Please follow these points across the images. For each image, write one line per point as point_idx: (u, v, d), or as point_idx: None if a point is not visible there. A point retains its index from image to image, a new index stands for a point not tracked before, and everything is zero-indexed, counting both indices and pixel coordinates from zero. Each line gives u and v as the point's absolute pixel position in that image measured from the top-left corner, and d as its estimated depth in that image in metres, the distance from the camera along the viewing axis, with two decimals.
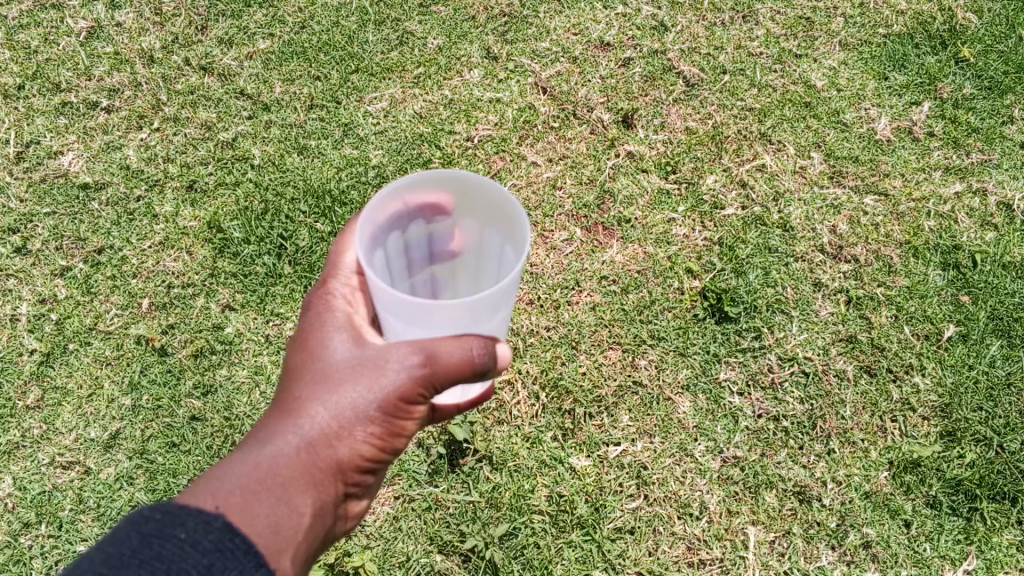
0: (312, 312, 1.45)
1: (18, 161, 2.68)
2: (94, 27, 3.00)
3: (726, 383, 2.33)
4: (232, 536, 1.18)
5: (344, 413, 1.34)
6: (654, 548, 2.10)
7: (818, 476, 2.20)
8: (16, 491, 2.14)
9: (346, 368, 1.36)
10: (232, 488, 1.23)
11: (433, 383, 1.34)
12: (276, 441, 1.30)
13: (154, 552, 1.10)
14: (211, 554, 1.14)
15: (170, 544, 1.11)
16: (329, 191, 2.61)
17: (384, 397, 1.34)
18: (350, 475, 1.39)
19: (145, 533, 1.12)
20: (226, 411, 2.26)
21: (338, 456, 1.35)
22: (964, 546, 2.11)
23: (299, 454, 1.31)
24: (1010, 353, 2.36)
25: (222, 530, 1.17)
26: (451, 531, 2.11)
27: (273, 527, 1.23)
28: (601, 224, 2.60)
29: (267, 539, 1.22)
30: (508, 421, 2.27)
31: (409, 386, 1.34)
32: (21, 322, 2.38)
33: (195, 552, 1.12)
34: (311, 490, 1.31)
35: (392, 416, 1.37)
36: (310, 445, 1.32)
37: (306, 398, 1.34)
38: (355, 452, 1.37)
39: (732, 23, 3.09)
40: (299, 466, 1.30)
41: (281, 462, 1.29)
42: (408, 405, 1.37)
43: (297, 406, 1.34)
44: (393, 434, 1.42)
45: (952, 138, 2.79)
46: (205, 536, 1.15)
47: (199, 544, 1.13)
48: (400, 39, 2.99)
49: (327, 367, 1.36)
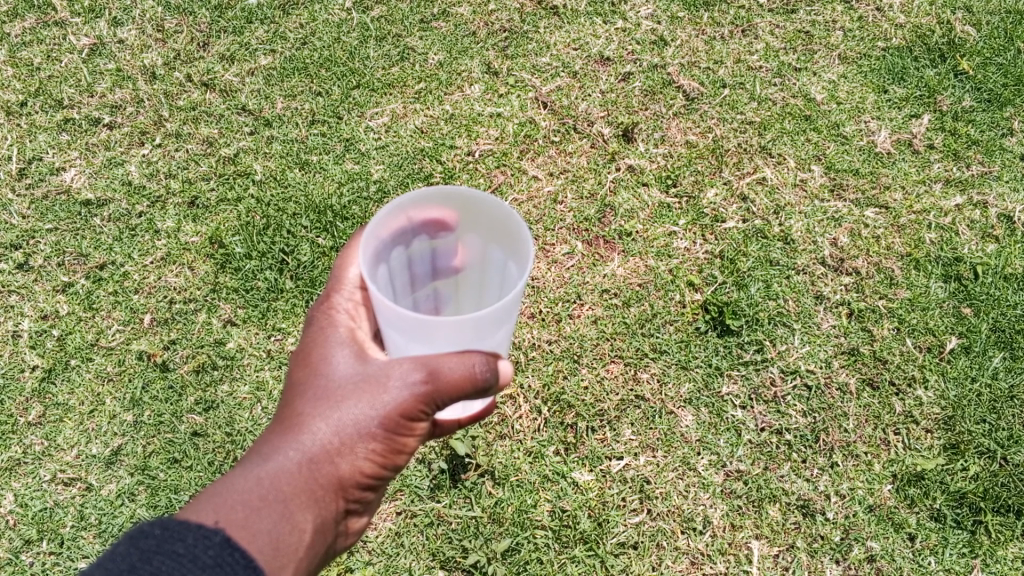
0: (315, 326, 1.46)
1: (21, 177, 2.69)
2: (95, 44, 3.01)
3: (728, 397, 2.33)
4: (233, 550, 1.16)
5: (346, 429, 1.33)
6: (658, 562, 2.10)
7: (821, 489, 2.19)
8: (17, 508, 2.14)
9: (348, 383, 1.36)
10: (233, 504, 1.22)
11: (435, 400, 1.34)
12: (278, 458, 1.30)
13: (154, 567, 1.08)
14: (211, 569, 1.12)
15: (169, 560, 1.10)
16: (331, 206, 2.61)
17: (385, 413, 1.34)
18: (351, 492, 1.39)
19: (144, 548, 1.10)
20: (228, 427, 2.25)
21: (339, 471, 1.35)
22: (969, 560, 2.11)
23: (300, 470, 1.31)
24: (1012, 365, 2.36)
25: (222, 545, 1.16)
26: (453, 547, 2.11)
27: (273, 544, 1.22)
28: (602, 238, 2.60)
29: (267, 556, 1.21)
30: (509, 436, 2.26)
31: (410, 403, 1.34)
32: (22, 338, 2.38)
33: (195, 567, 1.11)
34: (312, 507, 1.30)
35: (393, 432, 1.37)
36: (311, 461, 1.32)
37: (308, 414, 1.34)
38: (356, 468, 1.36)
39: (731, 37, 3.10)
40: (300, 482, 1.30)
41: (282, 478, 1.28)
42: (409, 421, 1.37)
43: (298, 422, 1.34)
44: (393, 450, 1.41)
45: (952, 150, 2.79)
46: (205, 551, 1.13)
47: (199, 560, 1.12)
48: (401, 55, 3.01)
49: (329, 382, 1.36)
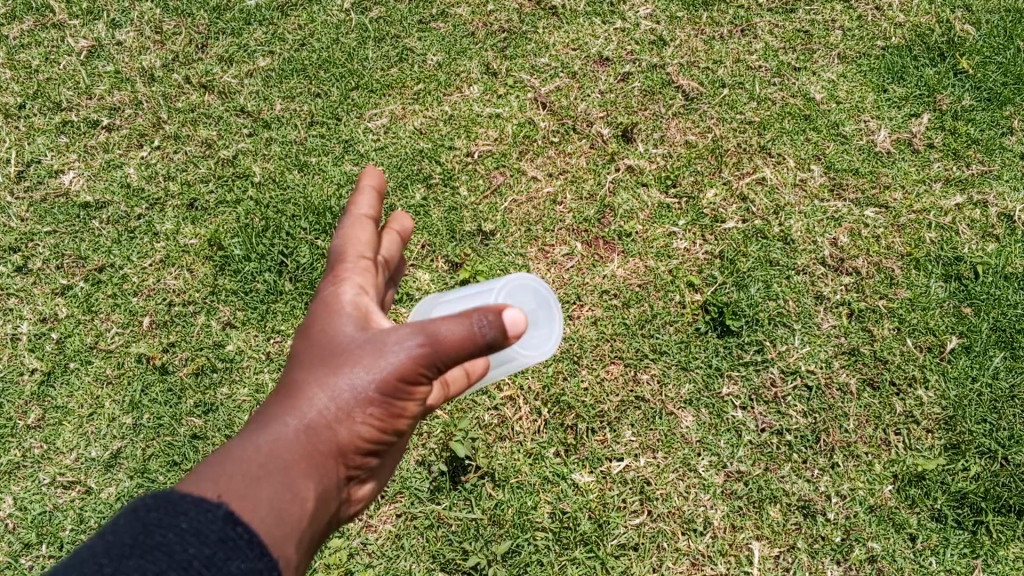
0: (317, 299, 1.49)
1: (19, 180, 2.68)
2: (94, 46, 2.95)
3: (728, 398, 2.34)
4: (236, 524, 1.10)
5: (345, 396, 1.34)
6: (658, 564, 2.15)
7: (822, 490, 2.23)
8: (16, 512, 2.21)
9: (348, 351, 1.37)
10: (233, 474, 1.19)
11: (435, 362, 1.36)
12: (276, 426, 1.30)
13: (155, 540, 1.01)
14: (215, 544, 1.05)
15: (171, 532, 1.03)
16: (329, 208, 2.61)
17: (385, 378, 1.35)
18: (352, 459, 1.38)
19: (144, 521, 1.03)
20: (227, 430, 2.31)
21: (339, 439, 1.35)
22: (970, 560, 2.17)
23: (300, 437, 1.30)
24: (1013, 364, 2.38)
25: (226, 519, 1.09)
26: (453, 549, 2.16)
27: (275, 513, 1.19)
28: (602, 238, 2.59)
29: (269, 526, 1.17)
30: (509, 437, 2.28)
31: (410, 367, 1.35)
32: (22, 342, 2.41)
33: (197, 541, 1.04)
34: (313, 475, 1.29)
35: (393, 398, 1.37)
36: (310, 428, 1.31)
37: (307, 383, 1.35)
38: (355, 435, 1.36)
39: (730, 37, 3.02)
40: (299, 450, 1.29)
41: (281, 446, 1.27)
42: (408, 386, 1.38)
43: (298, 392, 1.34)
44: (394, 417, 1.41)
45: (951, 150, 2.76)
46: (208, 524, 1.07)
47: (202, 533, 1.05)
48: (399, 56, 2.95)
49: (329, 351, 1.38)
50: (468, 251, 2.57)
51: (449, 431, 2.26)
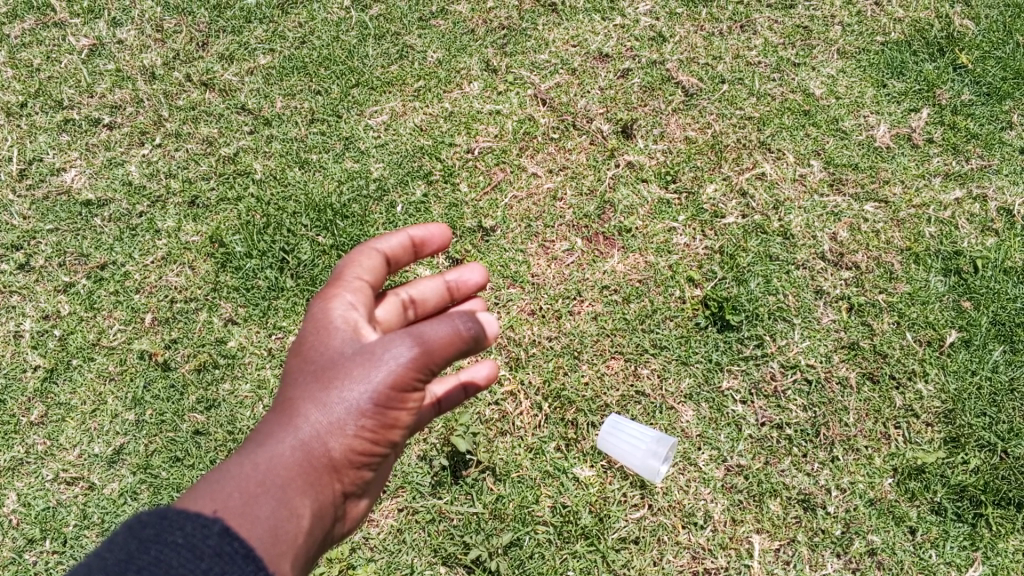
0: (313, 318, 1.64)
1: (22, 178, 2.69)
2: (95, 44, 2.93)
3: (728, 392, 2.36)
4: (231, 541, 1.26)
5: (339, 411, 1.47)
6: (659, 558, 2.20)
7: (822, 483, 2.26)
8: (20, 507, 2.24)
9: (340, 367, 1.50)
10: (231, 493, 1.34)
11: (424, 369, 1.49)
12: (274, 444, 1.44)
13: (153, 556, 1.19)
14: (210, 558, 1.22)
15: (168, 548, 1.20)
16: (330, 205, 2.62)
17: (376, 389, 1.47)
18: (346, 472, 1.50)
19: (143, 538, 1.21)
20: (229, 426, 2.32)
21: (333, 453, 1.47)
22: (969, 553, 2.20)
23: (296, 455, 1.44)
24: (1012, 358, 2.39)
25: (221, 534, 1.26)
26: (455, 543, 2.18)
27: (272, 530, 1.34)
28: (602, 234, 2.60)
29: (266, 541, 1.32)
30: (510, 432, 2.31)
31: (399, 376, 1.48)
32: (24, 338, 2.43)
33: (194, 556, 1.21)
34: (308, 493, 1.43)
35: (385, 408, 1.49)
36: (306, 445, 1.45)
37: (303, 402, 1.49)
38: (350, 447, 1.48)
39: (730, 33, 2.97)
40: (296, 467, 1.43)
41: (278, 464, 1.41)
42: (399, 396, 1.50)
43: (295, 410, 1.48)
44: (387, 427, 1.53)
45: (951, 144, 2.75)
46: (204, 541, 1.23)
47: (198, 549, 1.22)
48: (400, 53, 2.92)
49: (323, 369, 1.52)
50: (468, 247, 2.58)
51: (450, 426, 2.28)
